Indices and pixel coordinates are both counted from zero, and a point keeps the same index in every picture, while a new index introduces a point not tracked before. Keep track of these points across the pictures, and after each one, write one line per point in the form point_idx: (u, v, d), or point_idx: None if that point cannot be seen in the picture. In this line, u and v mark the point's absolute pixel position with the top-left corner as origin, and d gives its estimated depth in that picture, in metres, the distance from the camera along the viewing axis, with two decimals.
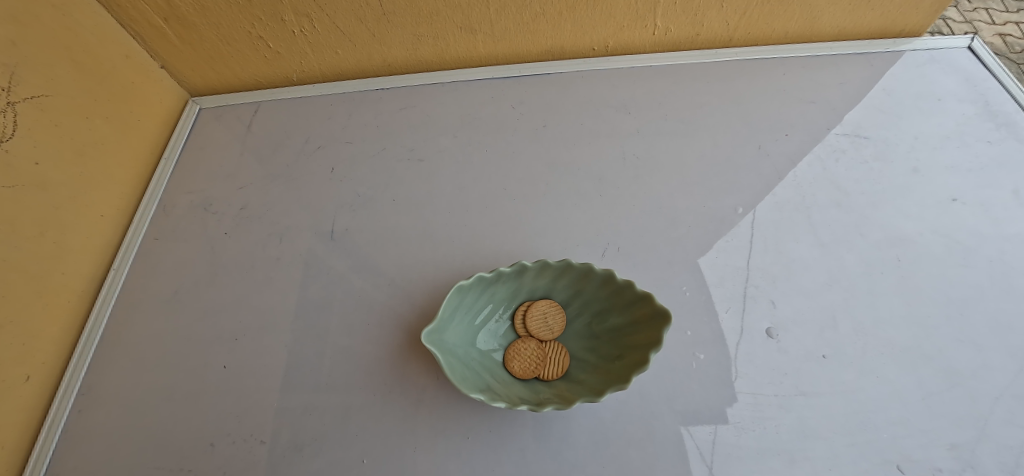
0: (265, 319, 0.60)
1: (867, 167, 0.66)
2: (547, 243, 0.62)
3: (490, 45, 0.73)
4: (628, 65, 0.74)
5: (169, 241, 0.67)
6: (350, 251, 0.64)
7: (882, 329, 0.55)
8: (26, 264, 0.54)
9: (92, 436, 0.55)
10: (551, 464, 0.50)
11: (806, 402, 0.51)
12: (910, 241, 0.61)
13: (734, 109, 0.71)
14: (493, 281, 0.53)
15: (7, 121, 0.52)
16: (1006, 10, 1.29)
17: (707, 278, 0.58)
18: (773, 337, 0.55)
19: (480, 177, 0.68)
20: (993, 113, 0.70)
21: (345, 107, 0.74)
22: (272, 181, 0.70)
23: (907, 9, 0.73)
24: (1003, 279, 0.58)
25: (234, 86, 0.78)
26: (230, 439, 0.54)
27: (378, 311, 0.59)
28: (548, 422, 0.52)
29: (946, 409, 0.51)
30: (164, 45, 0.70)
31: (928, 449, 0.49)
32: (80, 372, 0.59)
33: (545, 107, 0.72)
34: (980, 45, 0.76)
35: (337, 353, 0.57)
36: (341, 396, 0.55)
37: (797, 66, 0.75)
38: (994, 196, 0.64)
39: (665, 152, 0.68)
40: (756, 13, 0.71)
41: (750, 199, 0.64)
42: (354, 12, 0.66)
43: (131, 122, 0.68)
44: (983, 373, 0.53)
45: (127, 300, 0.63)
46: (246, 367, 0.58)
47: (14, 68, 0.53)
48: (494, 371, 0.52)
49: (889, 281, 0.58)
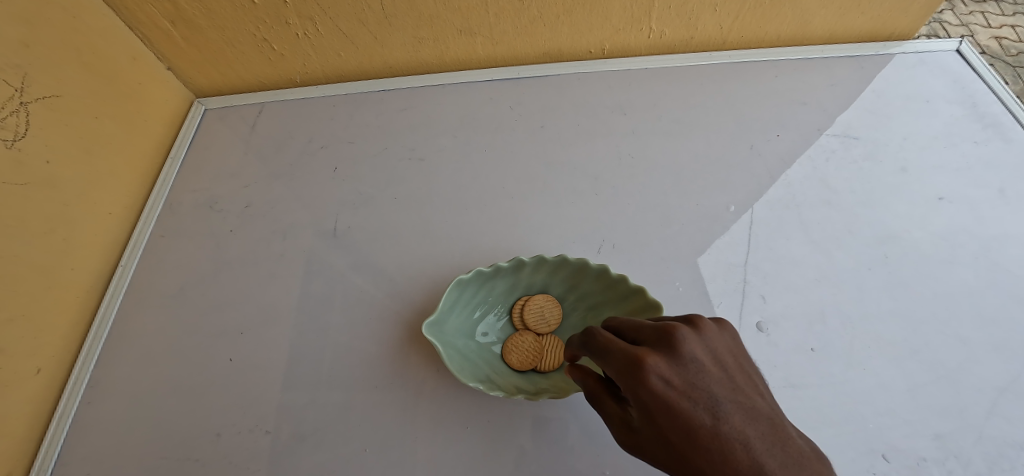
0: (269, 314, 0.62)
1: (857, 167, 0.68)
2: (544, 241, 0.64)
3: (489, 48, 0.75)
4: (624, 67, 0.76)
5: (176, 237, 0.69)
6: (352, 248, 0.65)
7: (870, 323, 0.57)
8: (36, 260, 0.56)
9: (100, 427, 0.57)
10: (547, 455, 0.52)
11: (795, 393, 0.53)
12: (897, 238, 0.62)
13: (728, 110, 0.73)
14: (492, 276, 0.55)
15: (20, 120, 0.54)
16: (1001, 13, 1.31)
17: (701, 274, 0.60)
18: (764, 331, 0.56)
19: (480, 176, 0.69)
20: (980, 114, 0.72)
21: (348, 108, 0.76)
22: (275, 179, 0.71)
23: (897, 13, 0.74)
24: (989, 275, 0.60)
25: (238, 87, 0.79)
26: (236, 429, 0.55)
27: (380, 306, 0.61)
28: (545, 414, 0.54)
29: (931, 401, 0.52)
30: (170, 46, 0.72)
31: (913, 439, 0.51)
32: (89, 365, 0.60)
33: (543, 108, 0.74)
34: (968, 47, 0.77)
35: (340, 347, 0.59)
36: (343, 388, 0.56)
37: (789, 68, 0.76)
38: (981, 194, 0.65)
39: (660, 152, 0.70)
40: (749, 17, 0.73)
41: (742, 198, 0.66)
42: (356, 16, 0.68)
43: (138, 121, 0.70)
44: (968, 365, 0.54)
45: (134, 295, 0.65)
46: (251, 360, 0.59)
47: (26, 69, 0.55)
48: (492, 363, 0.54)
49: (878, 277, 0.60)
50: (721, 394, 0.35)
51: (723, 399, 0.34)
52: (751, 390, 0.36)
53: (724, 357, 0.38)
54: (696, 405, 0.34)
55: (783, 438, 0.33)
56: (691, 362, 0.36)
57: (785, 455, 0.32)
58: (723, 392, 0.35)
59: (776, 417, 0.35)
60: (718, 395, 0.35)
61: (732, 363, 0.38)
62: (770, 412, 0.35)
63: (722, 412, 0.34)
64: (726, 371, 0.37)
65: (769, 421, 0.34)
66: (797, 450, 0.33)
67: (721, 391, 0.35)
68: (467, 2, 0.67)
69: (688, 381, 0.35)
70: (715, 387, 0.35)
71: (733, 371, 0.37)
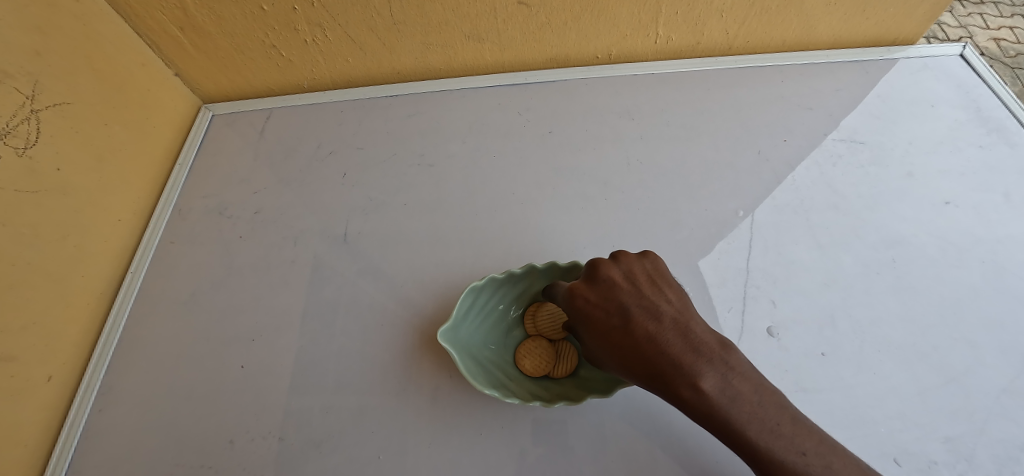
0: (280, 320, 0.62)
1: (863, 172, 0.68)
2: (554, 246, 0.64)
3: (496, 53, 0.75)
4: (631, 72, 0.76)
5: (185, 244, 0.69)
6: (362, 254, 0.65)
7: (879, 327, 0.57)
8: (47, 268, 0.56)
9: (112, 434, 0.57)
10: (560, 460, 0.52)
11: (806, 397, 0.53)
12: (905, 242, 0.63)
13: (735, 115, 0.73)
14: (504, 282, 0.55)
15: (31, 128, 0.54)
16: (1000, 14, 1.32)
17: (710, 279, 0.60)
18: (774, 336, 0.56)
19: (489, 181, 0.70)
20: (985, 118, 0.73)
21: (356, 113, 0.76)
22: (284, 185, 0.72)
23: (900, 19, 0.75)
24: (996, 278, 0.60)
25: (246, 93, 0.79)
26: (249, 436, 0.55)
27: (390, 313, 0.61)
28: (557, 420, 0.54)
29: (941, 404, 0.53)
30: (179, 53, 0.72)
31: (923, 441, 0.51)
32: (99, 373, 0.60)
33: (550, 114, 0.74)
34: (972, 52, 0.78)
35: (352, 353, 0.59)
36: (356, 394, 0.56)
37: (795, 73, 0.77)
38: (987, 199, 0.66)
39: (668, 157, 0.70)
40: (755, 23, 0.73)
41: (750, 202, 0.66)
42: (366, 22, 0.69)
43: (147, 127, 0.70)
44: (977, 368, 0.55)
45: (144, 302, 0.65)
46: (263, 366, 0.59)
47: (38, 77, 0.55)
48: (506, 369, 0.54)
49: (886, 281, 0.60)
50: (631, 302, 0.44)
51: (633, 306, 0.43)
52: (663, 296, 0.44)
53: (642, 276, 0.46)
54: (610, 313, 0.44)
55: (684, 329, 0.41)
56: (608, 284, 0.45)
57: (683, 342, 0.40)
58: (633, 300, 0.44)
59: (684, 315, 0.43)
60: (626, 303, 0.44)
61: (649, 280, 0.46)
62: (678, 311, 0.43)
63: (629, 315, 0.43)
64: (641, 285, 0.45)
65: (674, 319, 0.42)
66: (697, 337, 0.40)
67: (631, 300, 0.44)
68: (476, 9, 0.67)
69: (601, 297, 0.45)
70: (626, 298, 0.44)
71: (649, 285, 0.45)
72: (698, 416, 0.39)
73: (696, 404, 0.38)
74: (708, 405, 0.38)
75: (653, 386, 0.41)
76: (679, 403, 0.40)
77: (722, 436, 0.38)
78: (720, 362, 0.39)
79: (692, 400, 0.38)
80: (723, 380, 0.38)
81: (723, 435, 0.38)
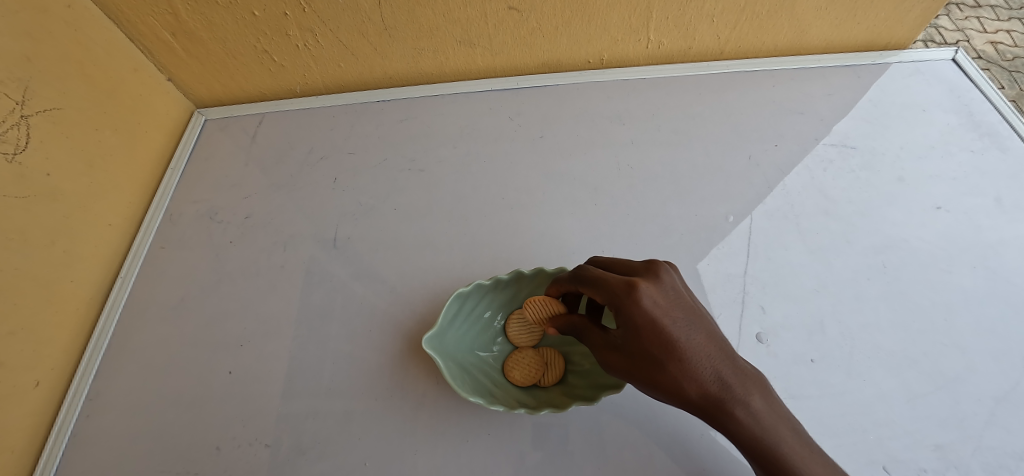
0: (269, 326, 0.62)
1: (854, 177, 0.68)
2: (543, 251, 0.64)
3: (488, 58, 0.75)
4: (622, 77, 0.77)
5: (176, 248, 0.69)
6: (352, 259, 0.65)
7: (868, 333, 0.57)
8: (36, 273, 0.56)
9: (99, 440, 0.56)
10: (548, 468, 0.51)
11: (795, 404, 0.53)
12: (896, 247, 0.63)
13: (726, 120, 0.73)
14: (491, 288, 0.55)
15: (21, 134, 0.54)
16: (997, 18, 1.32)
17: (702, 283, 0.60)
18: (764, 342, 0.56)
19: (480, 186, 0.70)
20: (976, 123, 0.73)
21: (348, 118, 0.76)
22: (275, 190, 0.72)
23: (892, 23, 0.75)
24: (987, 284, 0.60)
25: (239, 97, 0.80)
26: (236, 442, 0.55)
27: (379, 317, 0.61)
28: (545, 426, 0.53)
29: (931, 411, 0.52)
30: (171, 58, 0.72)
31: (913, 449, 0.51)
32: (88, 378, 0.60)
33: (541, 119, 0.74)
34: (964, 56, 0.78)
35: (340, 358, 0.59)
36: (343, 400, 0.56)
37: (786, 78, 0.77)
38: (978, 203, 0.66)
39: (658, 161, 0.70)
40: (746, 28, 0.73)
41: (740, 207, 0.66)
42: (357, 28, 0.69)
43: (138, 132, 0.70)
44: (967, 374, 0.54)
45: (134, 307, 0.65)
46: (252, 372, 0.59)
47: (28, 83, 0.55)
48: (494, 377, 0.54)
49: (876, 286, 0.60)
50: (693, 317, 0.43)
51: (694, 320, 0.43)
52: (710, 317, 0.46)
53: (690, 292, 0.47)
54: (676, 322, 0.42)
55: (734, 352, 0.43)
56: (672, 292, 0.44)
57: (735, 365, 0.41)
58: (693, 314, 0.43)
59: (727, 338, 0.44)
60: (688, 316, 0.43)
61: (695, 298, 0.47)
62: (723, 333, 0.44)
63: (692, 328, 0.42)
64: (694, 302, 0.46)
65: (725, 341, 0.43)
66: (743, 362, 0.42)
67: (690, 313, 0.43)
68: (466, 14, 0.68)
69: (667, 303, 0.43)
70: (688, 310, 0.43)
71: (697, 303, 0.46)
72: (740, 438, 0.40)
73: (746, 426, 0.39)
74: (758, 429, 0.39)
75: (703, 404, 0.40)
76: (725, 423, 0.40)
77: (755, 460, 0.39)
78: (764, 388, 0.41)
79: (743, 422, 0.39)
80: (767, 407, 0.40)
81: (756, 459, 0.39)
